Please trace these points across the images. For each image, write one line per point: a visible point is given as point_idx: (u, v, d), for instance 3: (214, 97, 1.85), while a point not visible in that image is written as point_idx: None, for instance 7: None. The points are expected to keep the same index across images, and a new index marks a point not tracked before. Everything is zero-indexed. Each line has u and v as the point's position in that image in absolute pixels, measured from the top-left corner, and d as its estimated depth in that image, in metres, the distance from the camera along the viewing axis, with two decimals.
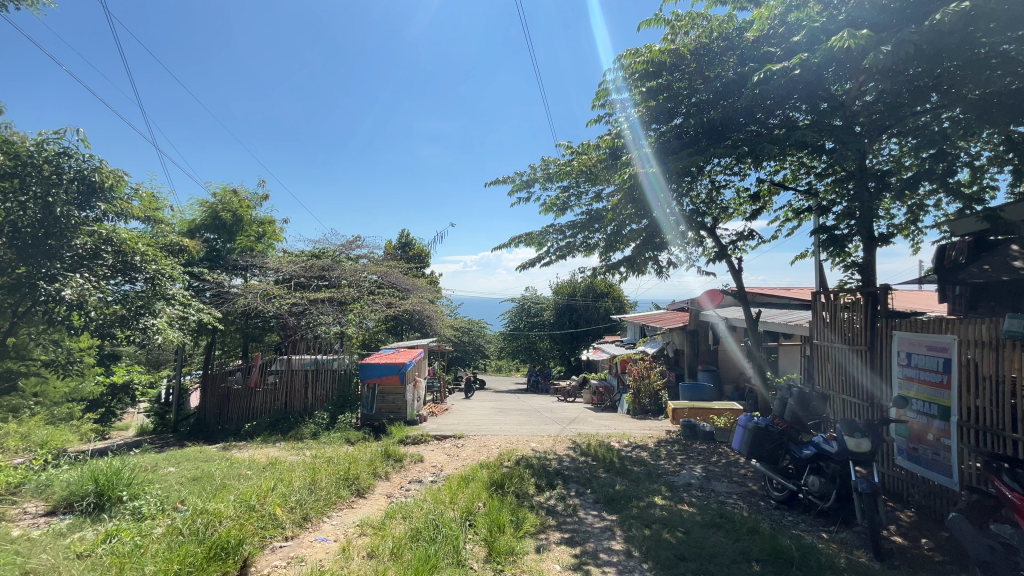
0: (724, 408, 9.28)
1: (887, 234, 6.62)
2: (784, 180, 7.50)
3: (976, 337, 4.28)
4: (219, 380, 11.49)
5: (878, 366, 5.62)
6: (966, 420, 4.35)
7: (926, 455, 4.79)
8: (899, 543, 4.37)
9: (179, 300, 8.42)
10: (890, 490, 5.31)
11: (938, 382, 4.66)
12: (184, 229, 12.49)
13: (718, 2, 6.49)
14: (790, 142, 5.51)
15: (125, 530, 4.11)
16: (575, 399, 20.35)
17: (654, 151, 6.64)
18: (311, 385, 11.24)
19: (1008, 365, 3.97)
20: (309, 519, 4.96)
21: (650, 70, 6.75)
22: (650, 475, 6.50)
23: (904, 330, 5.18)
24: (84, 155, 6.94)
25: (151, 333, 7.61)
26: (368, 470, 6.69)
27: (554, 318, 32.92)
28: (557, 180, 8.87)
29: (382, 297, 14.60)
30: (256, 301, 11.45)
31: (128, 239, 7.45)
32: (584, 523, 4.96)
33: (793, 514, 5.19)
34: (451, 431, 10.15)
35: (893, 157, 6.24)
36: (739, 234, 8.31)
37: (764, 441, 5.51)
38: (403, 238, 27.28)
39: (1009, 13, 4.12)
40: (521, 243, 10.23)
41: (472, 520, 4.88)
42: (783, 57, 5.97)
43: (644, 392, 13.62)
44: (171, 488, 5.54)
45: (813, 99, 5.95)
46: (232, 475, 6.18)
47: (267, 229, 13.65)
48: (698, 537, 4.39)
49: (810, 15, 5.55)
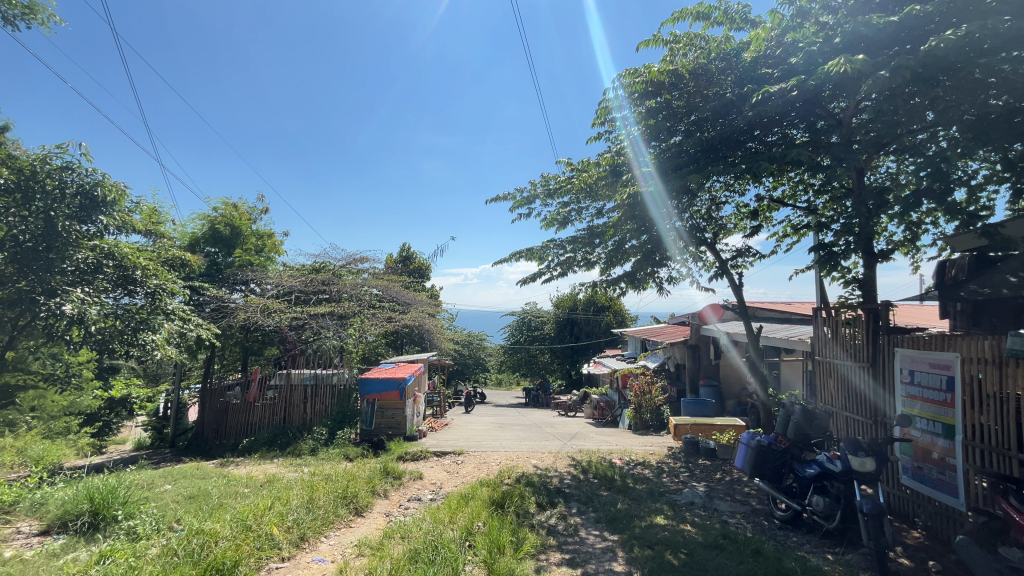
0: (727, 424, 9.17)
1: (887, 250, 6.63)
2: (783, 197, 7.52)
3: (980, 354, 4.26)
4: (218, 396, 11.51)
5: (880, 382, 5.59)
6: (972, 439, 4.30)
7: (931, 474, 4.74)
8: (906, 566, 4.28)
9: (179, 315, 8.42)
10: (897, 510, 5.24)
11: (942, 400, 4.62)
12: (186, 243, 12.57)
13: (714, 23, 6.59)
14: (787, 161, 5.56)
15: (119, 551, 4.04)
16: (576, 413, 20.12)
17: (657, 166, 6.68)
18: (310, 400, 11.15)
19: (1012, 382, 3.96)
20: (306, 539, 4.90)
21: (649, 90, 6.86)
22: (652, 494, 6.42)
23: (907, 347, 5.17)
24: (86, 169, 6.99)
25: (150, 348, 7.61)
26: (367, 488, 6.61)
27: (555, 331, 32.83)
28: (557, 196, 8.92)
29: (382, 310, 14.56)
30: (255, 315, 11.42)
31: (130, 254, 7.49)
32: (585, 543, 4.89)
33: (798, 534, 5.11)
34: (451, 447, 10.07)
35: (891, 174, 6.27)
36: (739, 250, 8.30)
37: (768, 459, 5.49)
38: (404, 251, 27.45)
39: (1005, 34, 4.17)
40: (521, 258, 10.28)
41: (472, 540, 4.81)
42: (781, 78, 6.03)
43: (645, 407, 13.50)
44: (166, 507, 5.46)
45: (810, 117, 6.03)
46: (229, 493, 6.10)
47: (267, 242, 13.74)
48: (701, 560, 4.31)
49: (807, 36, 5.69)
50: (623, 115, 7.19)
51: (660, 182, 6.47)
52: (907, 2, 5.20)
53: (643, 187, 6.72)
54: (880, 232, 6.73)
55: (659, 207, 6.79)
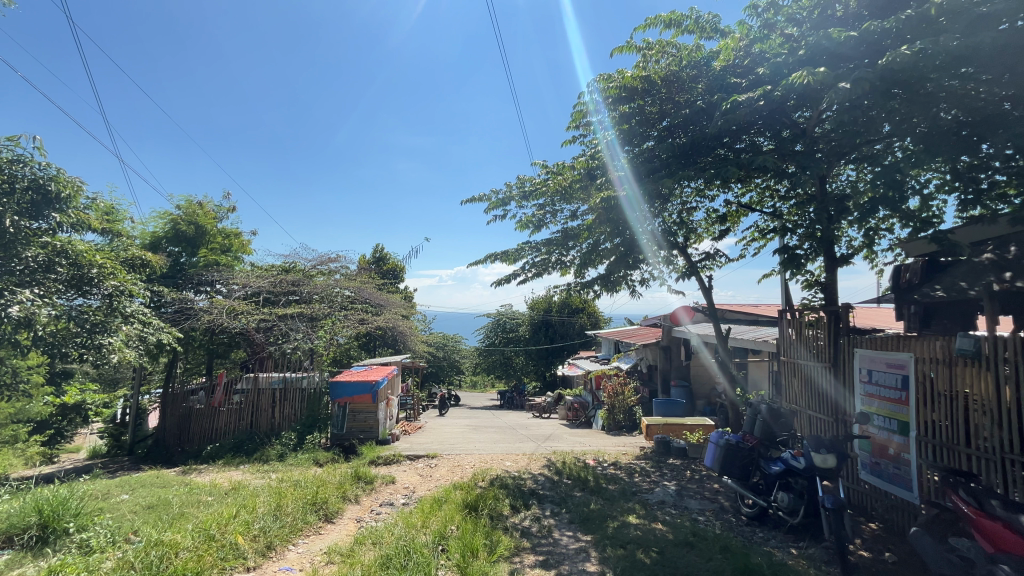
0: (697, 424, 9.38)
1: (847, 255, 6.90)
2: (751, 203, 7.74)
3: (931, 354, 4.49)
4: (181, 401, 11.07)
5: (840, 380, 5.82)
6: (925, 435, 4.53)
7: (887, 469, 4.95)
8: (865, 558, 4.46)
9: (139, 317, 8.01)
10: (856, 505, 5.45)
11: (897, 398, 4.84)
12: (146, 242, 12.08)
13: (685, 31, 6.74)
14: (754, 168, 5.74)
15: (70, 565, 3.82)
16: (550, 415, 20.23)
17: (632, 170, 6.79)
18: (278, 405, 10.79)
19: (963, 380, 4.19)
20: (273, 548, 4.75)
21: (622, 95, 7.00)
22: (624, 493, 6.50)
23: (865, 347, 5.39)
24: (40, 163, 6.65)
25: (107, 352, 7.14)
26: (337, 494, 6.46)
27: (530, 333, 32.91)
28: (533, 198, 8.96)
29: (355, 312, 14.29)
30: (221, 318, 11.06)
31: (85, 252, 7.21)
32: (558, 545, 4.91)
33: (764, 530, 5.26)
34: (425, 450, 9.96)
35: (850, 182, 6.54)
36: (709, 253, 8.49)
37: (737, 458, 5.63)
38: (377, 253, 27.08)
39: (952, 52, 4.42)
40: (496, 259, 10.28)
41: (445, 544, 4.76)
42: (749, 87, 6.22)
43: (617, 408, 13.69)
44: (123, 518, 5.20)
45: (776, 126, 6.23)
46: (191, 502, 5.86)
47: (233, 241, 13.34)
48: (672, 558, 4.39)
49: (773, 47, 5.87)
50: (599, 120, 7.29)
51: (636, 186, 6.57)
52: (865, 18, 5.44)
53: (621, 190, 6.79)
54: (841, 238, 7.01)
55: (634, 210, 6.86)
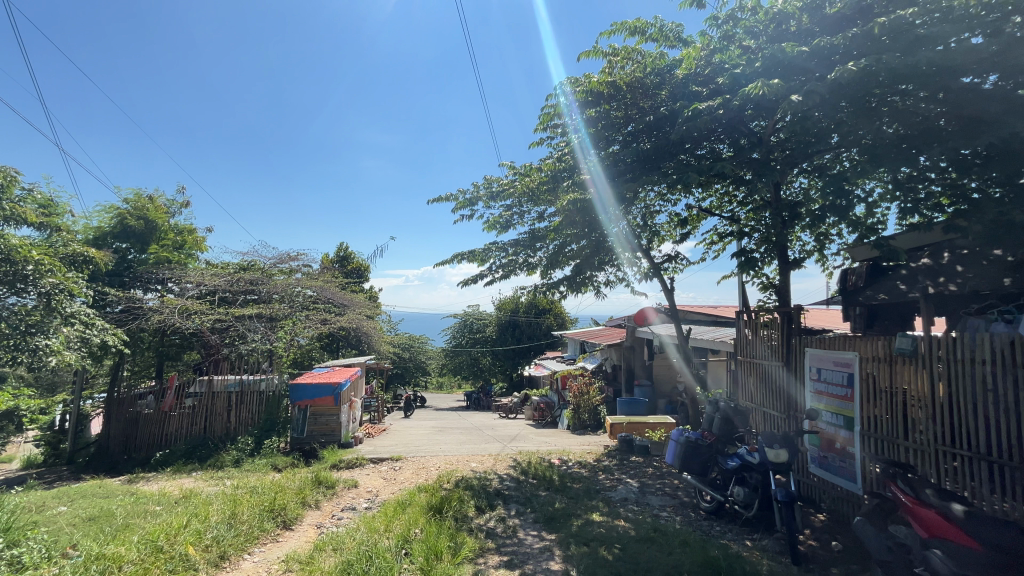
0: (659, 422, 9.61)
1: (799, 259, 7.23)
2: (711, 207, 8.00)
3: (874, 353, 4.78)
4: (128, 405, 10.49)
5: (792, 378, 6.09)
6: (868, 429, 4.81)
7: (834, 462, 5.23)
8: (814, 548, 4.68)
9: (80, 319, 7.55)
10: (806, 497, 5.72)
11: (843, 395, 5.12)
12: (89, 238, 11.37)
13: (650, 38, 6.91)
14: (713, 174, 5.94)
15: None
16: (517, 415, 20.29)
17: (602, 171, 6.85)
18: (234, 408, 10.36)
19: (902, 378, 4.48)
20: (226, 558, 4.56)
21: (590, 100, 7.18)
22: (589, 491, 6.59)
23: (815, 347, 5.68)
24: None
25: (44, 355, 6.71)
26: (296, 499, 6.26)
27: (497, 334, 32.91)
28: (500, 199, 8.97)
29: (317, 312, 13.90)
30: (172, 318, 10.53)
31: (20, 247, 6.62)
32: (523, 544, 4.93)
33: (721, 523, 5.44)
34: (389, 453, 9.79)
35: (803, 189, 6.86)
36: (671, 256, 8.72)
37: (696, 454, 5.81)
38: (341, 251, 26.45)
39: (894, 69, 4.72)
40: (463, 260, 10.23)
41: (408, 548, 4.69)
42: (710, 95, 6.44)
43: (583, 407, 13.88)
44: (60, 531, 4.87)
45: (734, 134, 6.46)
46: (136, 513, 5.55)
47: (187, 238, 12.74)
48: (633, 554, 4.48)
49: (732, 58, 6.08)
50: (572, 120, 7.31)
51: (607, 188, 6.66)
52: (815, 34, 5.71)
53: (592, 191, 6.86)
54: (794, 242, 7.34)
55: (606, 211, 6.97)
